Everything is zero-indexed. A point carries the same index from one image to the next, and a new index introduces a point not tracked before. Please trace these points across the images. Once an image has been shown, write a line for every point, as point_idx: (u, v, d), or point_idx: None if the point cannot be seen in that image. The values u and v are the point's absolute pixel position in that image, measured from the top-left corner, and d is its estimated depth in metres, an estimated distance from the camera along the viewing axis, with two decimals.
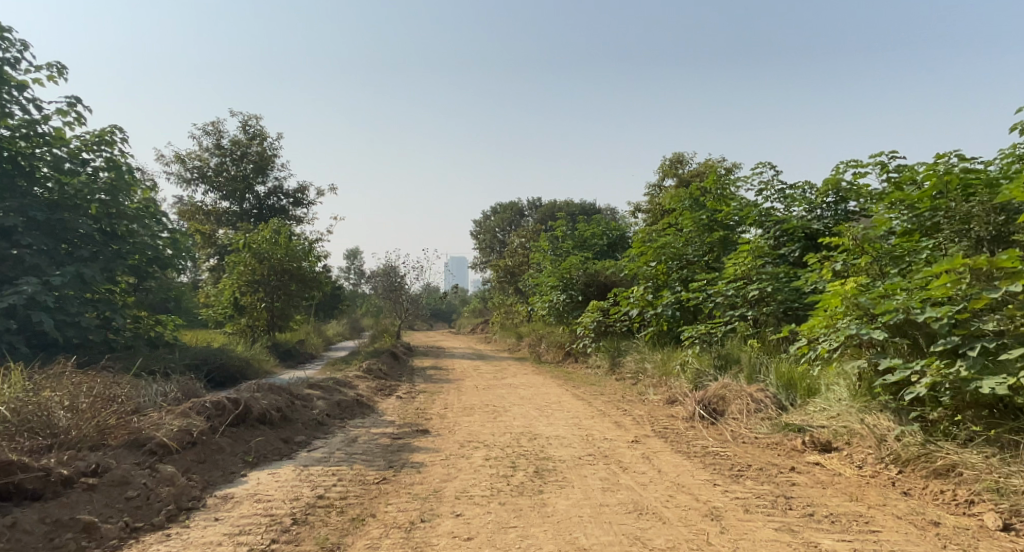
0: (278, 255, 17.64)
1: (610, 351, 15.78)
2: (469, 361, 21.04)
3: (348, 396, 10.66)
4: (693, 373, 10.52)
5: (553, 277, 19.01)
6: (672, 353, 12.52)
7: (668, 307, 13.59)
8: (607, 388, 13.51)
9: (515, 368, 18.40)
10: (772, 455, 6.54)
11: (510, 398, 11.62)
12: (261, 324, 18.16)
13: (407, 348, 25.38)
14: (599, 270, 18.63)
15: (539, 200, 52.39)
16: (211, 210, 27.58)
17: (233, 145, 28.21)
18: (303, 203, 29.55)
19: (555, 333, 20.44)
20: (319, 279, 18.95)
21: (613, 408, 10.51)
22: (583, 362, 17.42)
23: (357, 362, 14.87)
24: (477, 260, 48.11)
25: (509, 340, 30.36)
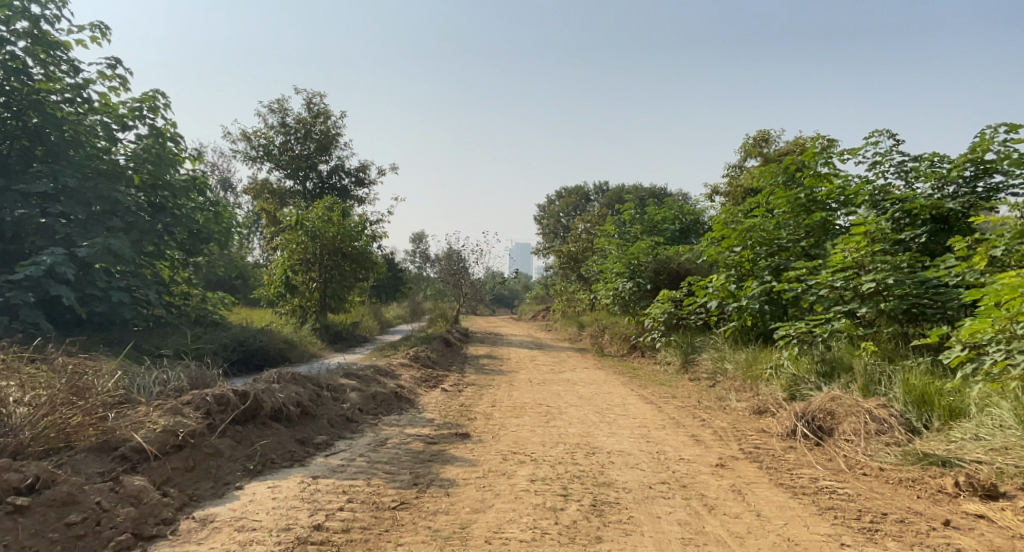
0: (329, 233, 16.77)
1: (682, 346, 14.20)
2: (526, 350, 19.83)
3: (389, 389, 9.58)
4: (788, 379, 8.99)
5: (620, 263, 17.47)
6: (759, 354, 10.90)
7: (754, 300, 11.91)
8: (679, 389, 11.99)
9: (575, 361, 17.05)
10: (913, 508, 5.06)
11: (567, 397, 10.29)
12: (312, 305, 17.42)
13: (464, 334, 24.39)
14: (670, 257, 16.94)
15: (607, 184, 50.48)
16: (274, 189, 27.08)
17: (299, 124, 27.52)
18: (366, 182, 28.86)
19: (620, 325, 18.92)
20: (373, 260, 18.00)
21: (687, 417, 9.03)
22: (650, 358, 15.87)
23: (404, 349, 13.86)
24: (541, 246, 46.76)
25: (570, 329, 29.03)
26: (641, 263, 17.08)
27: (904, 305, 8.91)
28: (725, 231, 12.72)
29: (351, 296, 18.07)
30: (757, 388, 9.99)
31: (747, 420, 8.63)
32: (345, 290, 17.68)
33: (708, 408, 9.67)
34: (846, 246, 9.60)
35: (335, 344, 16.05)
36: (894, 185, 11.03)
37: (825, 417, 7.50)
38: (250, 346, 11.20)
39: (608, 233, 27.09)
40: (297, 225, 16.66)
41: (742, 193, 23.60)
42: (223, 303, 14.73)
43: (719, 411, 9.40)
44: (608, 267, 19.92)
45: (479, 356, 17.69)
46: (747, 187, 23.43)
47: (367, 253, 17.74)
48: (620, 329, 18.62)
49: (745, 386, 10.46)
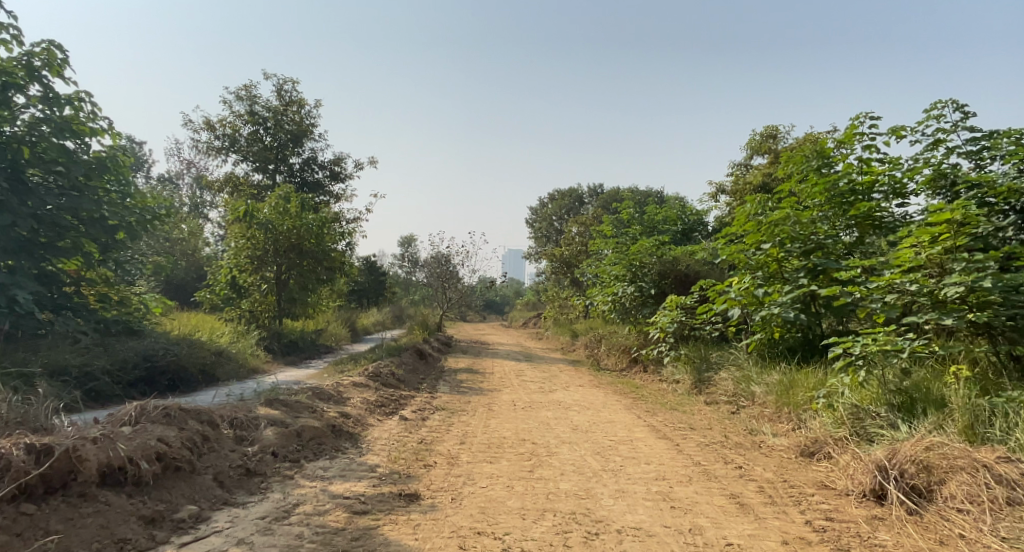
0: (282, 227, 14.53)
1: (694, 363, 12.04)
2: (514, 363, 17.62)
3: (325, 420, 7.31)
4: (846, 411, 6.80)
5: (619, 265, 15.29)
6: (797, 376, 8.71)
7: (786, 308, 9.76)
8: (695, 415, 9.83)
9: (568, 376, 14.83)
10: None
11: (558, 431, 8.08)
12: (265, 310, 15.14)
13: (445, 344, 22.13)
14: (677, 260, 14.76)
15: (600, 186, 48.43)
16: (241, 183, 24.67)
17: (269, 113, 25.17)
18: (342, 178, 26.62)
19: (619, 336, 16.72)
20: (337, 261, 15.77)
21: (715, 463, 6.87)
22: (655, 376, 13.64)
23: (364, 364, 11.62)
24: (533, 250, 44.61)
25: (562, 339, 26.85)
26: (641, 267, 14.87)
27: (998, 319, 6.87)
28: (751, 224, 10.50)
29: (312, 300, 15.80)
30: (802, 421, 7.80)
31: (798, 467, 6.41)
32: (306, 294, 15.42)
33: (740, 449, 7.48)
34: (917, 240, 7.51)
35: (286, 356, 13.74)
36: (962, 168, 8.98)
37: (924, 474, 5.26)
38: (159, 363, 8.92)
39: (604, 235, 24.94)
40: (246, 219, 14.39)
41: (752, 191, 21.53)
42: (153, 308, 12.47)
43: (756, 456, 7.21)
44: (603, 271, 17.77)
45: (458, 370, 15.45)
46: (756, 185, 21.40)
47: (330, 252, 15.52)
48: (620, 340, 16.40)
49: (784, 416, 8.26)
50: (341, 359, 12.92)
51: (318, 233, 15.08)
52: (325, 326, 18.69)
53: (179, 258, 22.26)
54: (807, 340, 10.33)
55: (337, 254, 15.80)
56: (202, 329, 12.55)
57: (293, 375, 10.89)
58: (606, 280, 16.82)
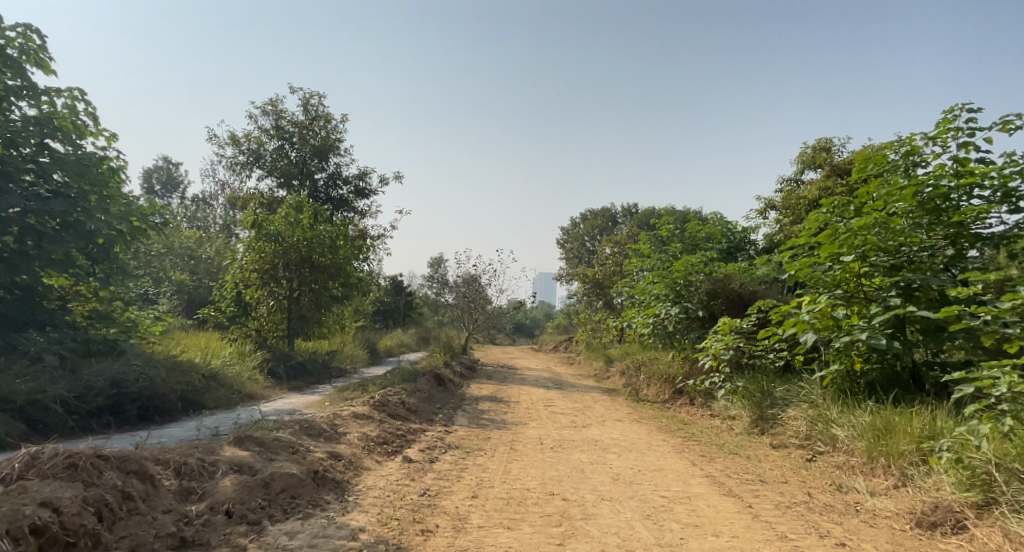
0: (292, 240, 13.29)
1: (753, 397, 10.39)
2: (544, 391, 16.05)
3: (308, 464, 5.84)
4: (976, 469, 5.47)
5: (662, 284, 13.71)
6: (894, 417, 7.31)
7: (872, 333, 8.18)
8: (762, 463, 8.19)
9: (604, 408, 13.22)
10: None
11: (598, 483, 6.53)
12: (273, 329, 13.86)
13: (471, 368, 20.65)
14: (727, 278, 13.18)
15: (635, 207, 46.85)
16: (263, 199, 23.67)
17: (295, 127, 24.19)
18: (369, 195, 25.49)
19: (661, 363, 15.04)
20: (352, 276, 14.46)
21: (807, 536, 5.22)
22: (706, 411, 11.94)
23: (373, 392, 10.20)
24: (564, 272, 43.13)
25: (595, 365, 25.19)
26: (686, 286, 13.30)
27: None
28: (828, 232, 8.95)
29: (324, 320, 14.48)
30: (911, 478, 6.50)
31: None
32: (318, 312, 14.08)
33: (836, 516, 5.80)
34: None
35: (292, 381, 12.42)
36: None
37: None
38: (129, 389, 7.59)
39: (642, 254, 23.34)
40: (253, 232, 13.16)
41: (805, 207, 19.79)
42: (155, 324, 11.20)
43: (859, 527, 5.53)
44: (642, 292, 16.18)
45: (482, 399, 13.95)
46: (811, 201, 19.64)
47: (344, 267, 14.21)
48: (662, 368, 14.73)
49: (890, 470, 6.84)
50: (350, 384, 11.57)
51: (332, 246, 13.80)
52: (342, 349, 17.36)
53: (200, 275, 21.12)
54: (892, 371, 8.70)
55: (352, 268, 14.49)
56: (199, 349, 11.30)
57: (290, 403, 9.51)
58: (647, 301, 15.24)
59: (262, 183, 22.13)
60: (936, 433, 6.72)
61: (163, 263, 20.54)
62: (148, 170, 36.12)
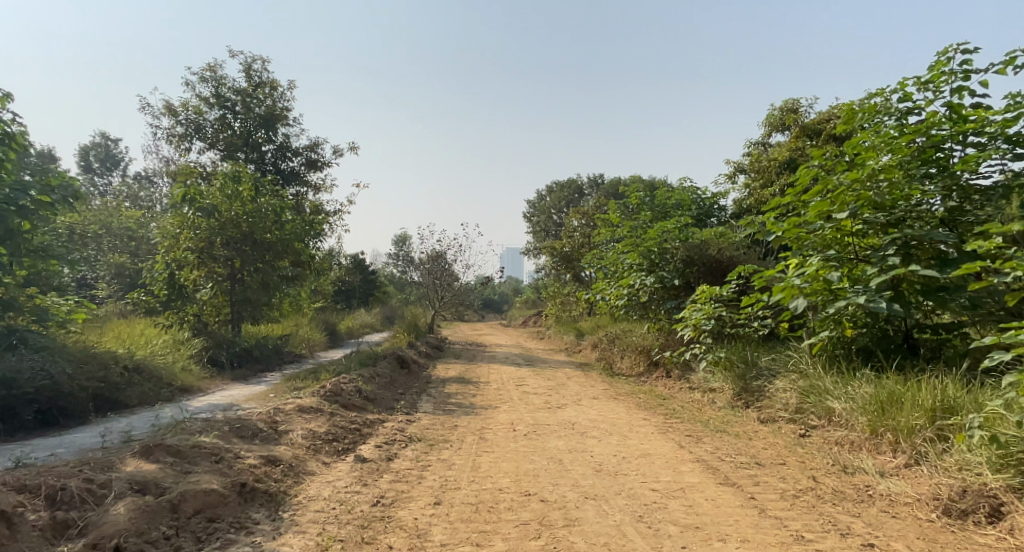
0: (228, 215, 12.19)
1: (736, 368, 9.66)
2: (514, 369, 15.21)
3: (233, 474, 4.88)
4: (1012, 448, 4.86)
5: (636, 253, 12.90)
6: (899, 387, 6.61)
7: (870, 295, 7.46)
8: (755, 440, 7.45)
9: (578, 385, 12.43)
10: None
11: (580, 478, 5.69)
12: (215, 314, 12.75)
13: (437, 347, 19.70)
14: (703, 244, 12.42)
15: (601, 177, 46.02)
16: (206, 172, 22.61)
17: (237, 95, 23.38)
18: (322, 166, 24.36)
19: (636, 336, 14.30)
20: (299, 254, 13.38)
21: (826, 536, 4.47)
22: (685, 384, 11.21)
23: (324, 379, 9.21)
24: (531, 245, 42.31)
25: (566, 338, 24.47)
26: (659, 253, 12.55)
27: None
28: (818, 187, 8.20)
29: (273, 301, 13.37)
30: (926, 457, 5.83)
31: None
32: (266, 293, 12.97)
33: (851, 506, 5.06)
34: None
35: (235, 370, 11.32)
36: None
37: None
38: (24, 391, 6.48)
39: (611, 223, 22.55)
40: (184, 209, 12.00)
41: (776, 170, 19.07)
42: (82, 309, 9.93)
43: (880, 519, 4.80)
44: (614, 261, 15.37)
45: (449, 381, 13.05)
46: (782, 163, 18.93)
47: (291, 244, 13.11)
48: (638, 341, 13.99)
49: (899, 447, 6.15)
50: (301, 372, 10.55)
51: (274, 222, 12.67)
52: (296, 333, 16.26)
53: (143, 258, 19.68)
54: (882, 335, 8.05)
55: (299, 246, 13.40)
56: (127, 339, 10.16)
57: (227, 397, 8.45)
58: (619, 272, 14.43)
59: (203, 156, 21.06)
60: (952, 407, 6.02)
61: (100, 246, 19.05)
62: (85, 147, 33.97)
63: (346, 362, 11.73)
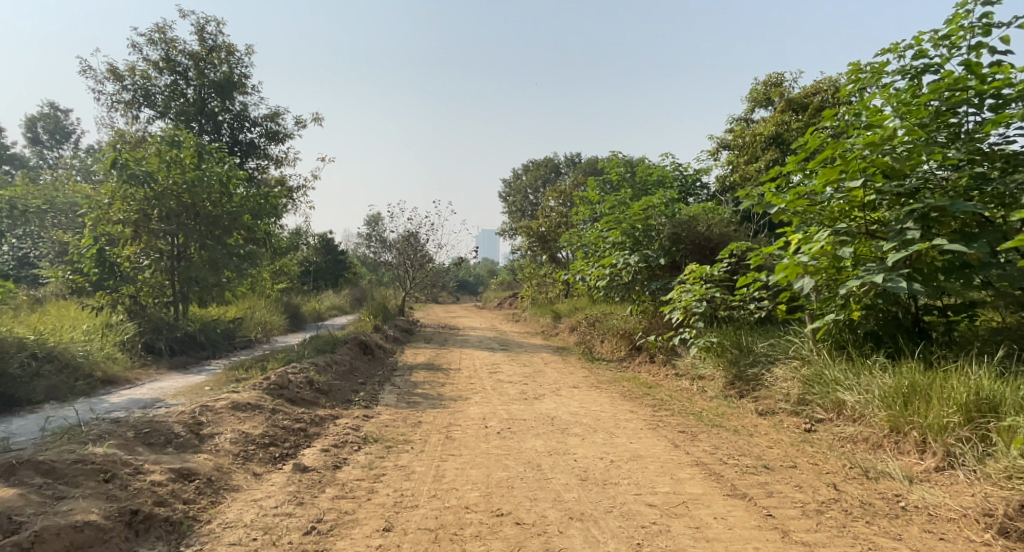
0: (163, 187, 11.18)
1: (729, 354, 8.78)
2: (488, 354, 14.28)
3: (124, 501, 4.01)
4: None
5: (617, 230, 12.00)
6: (922, 379, 5.71)
7: (887, 274, 6.62)
8: (756, 434, 6.61)
9: (556, 371, 11.55)
10: None
11: (562, 491, 4.77)
12: (153, 295, 11.65)
13: (406, 330, 18.68)
14: (690, 220, 11.54)
15: (577, 156, 44.97)
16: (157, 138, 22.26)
17: (189, 60, 23.41)
18: (279, 138, 24.01)
19: (617, 319, 13.41)
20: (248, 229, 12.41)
21: None
22: (672, 372, 10.34)
23: (271, 369, 8.17)
24: (507, 226, 41.30)
25: (542, 321, 23.61)
26: (640, 231, 11.61)
27: None
28: (826, 152, 7.25)
29: (222, 281, 12.27)
30: (968, 462, 4.96)
31: None
32: (212, 273, 11.98)
33: (887, 524, 4.23)
34: None
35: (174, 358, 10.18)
36: None
37: None
38: None
39: (589, 201, 21.63)
40: (115, 178, 10.92)
41: (760, 146, 18.15)
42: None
43: (927, 543, 3.98)
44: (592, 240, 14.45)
45: (416, 368, 12.08)
46: (766, 138, 17.99)
47: (239, 220, 12.10)
48: (618, 325, 13.11)
49: (927, 447, 5.31)
50: (248, 359, 9.50)
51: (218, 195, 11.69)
52: (252, 317, 15.11)
53: None
54: (892, 319, 7.23)
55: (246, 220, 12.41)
56: (48, 326, 9.02)
57: (152, 393, 7.36)
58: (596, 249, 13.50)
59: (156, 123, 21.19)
60: (1000, 404, 5.14)
61: (42, 223, 17.32)
62: (34, 118, 32.07)
63: (301, 348, 10.68)
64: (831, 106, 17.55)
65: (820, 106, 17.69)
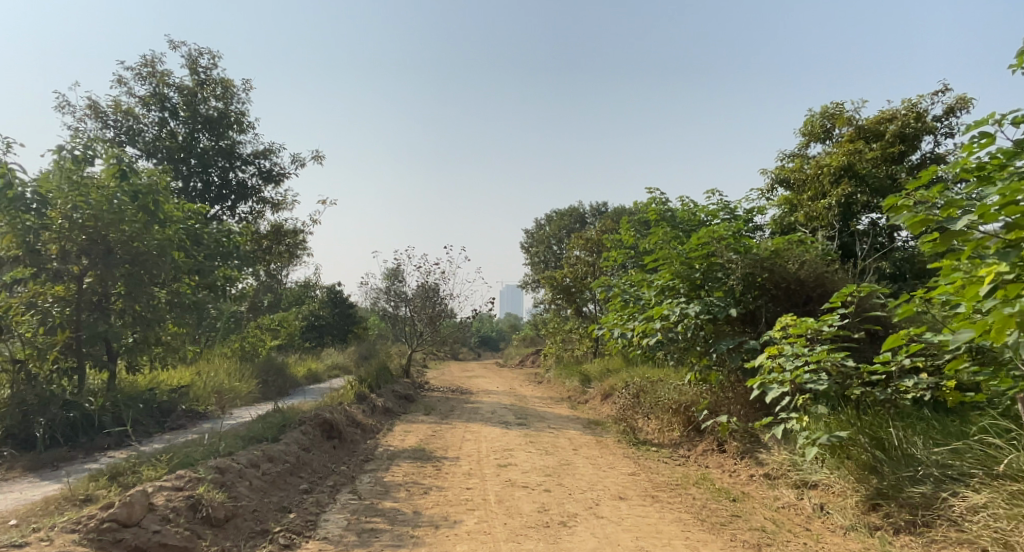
0: (69, 217, 8.59)
1: (864, 453, 5.56)
2: (501, 433, 11.09)
3: None
4: None
5: (664, 271, 8.95)
6: None
7: None
8: None
9: (591, 465, 8.37)
10: None
11: None
12: (45, 362, 8.63)
13: (405, 398, 15.55)
14: (768, 257, 8.48)
15: (604, 206, 42.16)
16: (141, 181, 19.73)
17: (180, 95, 21.26)
18: (276, 179, 21.50)
19: (670, 390, 10.15)
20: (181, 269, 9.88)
21: None
22: (761, 476, 7.11)
23: (139, 486, 5.12)
24: (529, 279, 38.54)
25: (568, 385, 20.30)
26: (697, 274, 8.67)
27: None
28: None
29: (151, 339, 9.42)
30: None
31: None
32: (138, 328, 9.32)
33: None
34: None
35: (47, 454, 7.36)
36: None
37: None
38: None
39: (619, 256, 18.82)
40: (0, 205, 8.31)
41: (826, 181, 13.97)
42: None
43: None
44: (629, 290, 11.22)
45: (401, 456, 8.95)
46: (835, 170, 13.81)
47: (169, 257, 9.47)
48: (673, 399, 9.87)
49: None
50: (146, 454, 6.60)
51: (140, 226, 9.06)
52: (210, 384, 12.17)
53: None
54: None
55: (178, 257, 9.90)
56: None
57: None
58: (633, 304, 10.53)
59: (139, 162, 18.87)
60: None
61: None
62: None
63: (237, 434, 7.71)
64: (913, 132, 13.73)
65: (900, 132, 13.86)
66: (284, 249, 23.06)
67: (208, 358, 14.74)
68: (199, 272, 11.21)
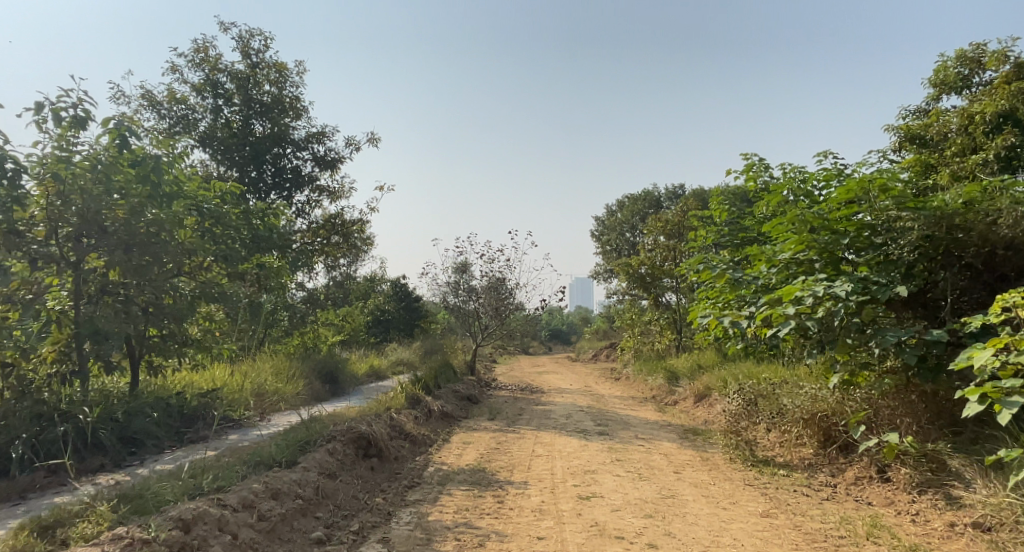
0: (54, 192, 7.15)
1: None
2: (581, 445, 9.17)
3: None
4: None
5: (796, 243, 6.97)
6: None
7: None
8: None
9: (703, 500, 6.30)
10: None
11: None
12: (35, 366, 7.23)
13: (469, 400, 13.81)
14: (955, 212, 6.20)
15: (682, 188, 39.23)
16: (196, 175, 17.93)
17: (232, 80, 19.16)
18: (332, 165, 19.93)
19: (798, 397, 8.26)
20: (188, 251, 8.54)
21: None
22: (971, 528, 5.00)
23: None
24: (601, 269, 36.29)
25: (651, 383, 18.10)
26: (845, 241, 6.75)
27: None
28: None
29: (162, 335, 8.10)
30: None
31: None
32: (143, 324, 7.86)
33: None
34: None
35: (16, 480, 5.93)
36: None
37: None
38: None
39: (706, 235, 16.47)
40: None
41: (981, 132, 11.24)
42: None
43: None
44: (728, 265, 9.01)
45: (455, 480, 7.13)
46: (992, 117, 11.09)
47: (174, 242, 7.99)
48: (805, 407, 8.00)
49: None
50: (125, 485, 5.07)
51: (140, 202, 7.56)
52: (249, 383, 10.70)
53: None
54: None
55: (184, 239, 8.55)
56: None
57: None
58: (735, 286, 8.54)
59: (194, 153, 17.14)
60: None
61: None
62: None
63: (254, 454, 6.13)
64: None
65: None
66: (346, 243, 21.69)
67: (255, 357, 13.40)
68: (224, 260, 9.65)
